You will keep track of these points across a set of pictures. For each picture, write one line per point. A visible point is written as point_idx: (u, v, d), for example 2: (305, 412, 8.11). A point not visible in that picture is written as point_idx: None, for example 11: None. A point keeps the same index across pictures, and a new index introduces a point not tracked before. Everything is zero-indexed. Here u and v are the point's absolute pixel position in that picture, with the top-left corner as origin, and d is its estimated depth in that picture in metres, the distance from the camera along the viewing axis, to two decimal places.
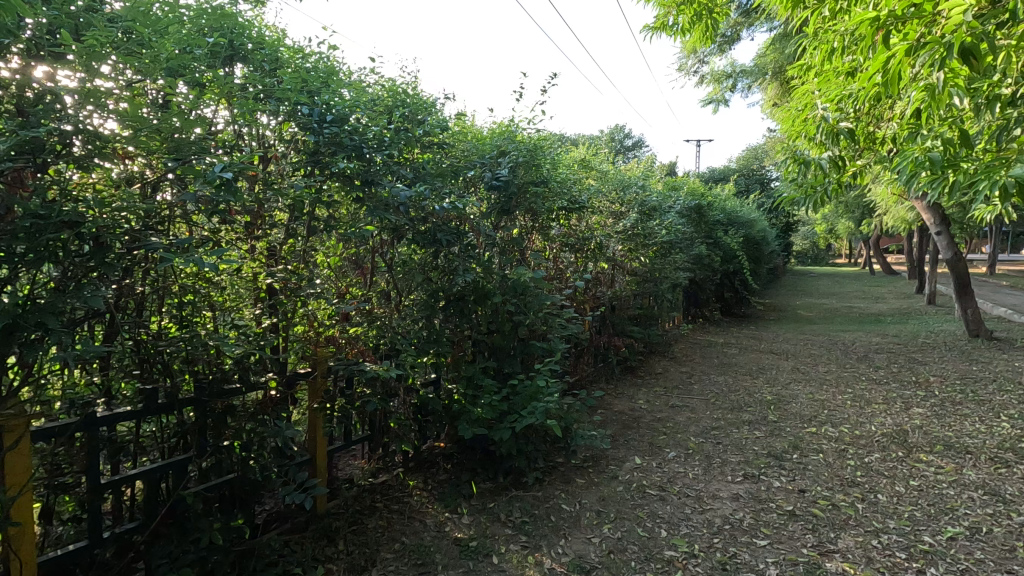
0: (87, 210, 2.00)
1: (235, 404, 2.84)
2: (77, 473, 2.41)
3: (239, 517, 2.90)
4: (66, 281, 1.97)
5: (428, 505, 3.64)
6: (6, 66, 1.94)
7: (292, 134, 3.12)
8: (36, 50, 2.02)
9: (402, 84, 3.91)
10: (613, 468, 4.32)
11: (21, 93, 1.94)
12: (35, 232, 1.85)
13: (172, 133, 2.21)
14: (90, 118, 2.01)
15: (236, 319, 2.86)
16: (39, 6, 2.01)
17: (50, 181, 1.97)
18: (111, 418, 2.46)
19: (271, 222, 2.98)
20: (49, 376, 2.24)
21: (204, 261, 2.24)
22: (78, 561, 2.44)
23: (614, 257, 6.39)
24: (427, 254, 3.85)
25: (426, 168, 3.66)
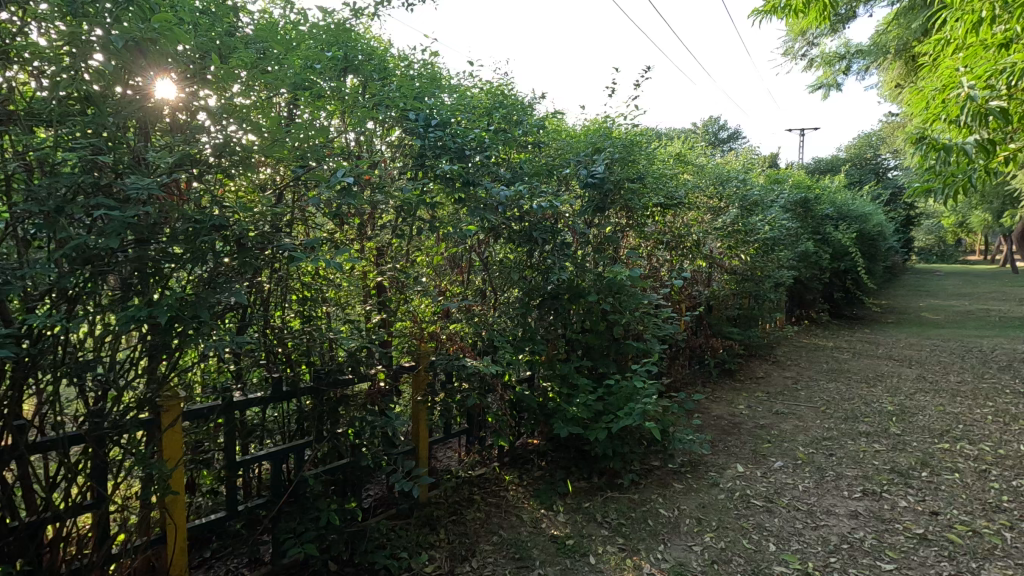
0: (232, 214, 2.22)
1: (349, 393, 3.04)
2: (218, 450, 2.71)
3: (352, 500, 3.10)
4: (211, 279, 2.19)
5: (524, 500, 3.69)
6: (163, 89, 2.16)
7: (399, 140, 3.28)
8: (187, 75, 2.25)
9: (498, 86, 3.99)
10: (713, 475, 4.13)
11: (176, 113, 2.21)
12: (191, 236, 2.07)
13: (298, 143, 2.41)
14: (232, 131, 2.22)
15: (348, 314, 3.08)
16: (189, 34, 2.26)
17: (201, 190, 2.21)
18: (244, 404, 2.75)
19: (379, 224, 3.22)
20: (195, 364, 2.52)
21: (330, 259, 2.42)
22: (217, 529, 2.73)
23: (711, 255, 6.13)
24: (523, 253, 3.91)
25: (523, 168, 3.71)
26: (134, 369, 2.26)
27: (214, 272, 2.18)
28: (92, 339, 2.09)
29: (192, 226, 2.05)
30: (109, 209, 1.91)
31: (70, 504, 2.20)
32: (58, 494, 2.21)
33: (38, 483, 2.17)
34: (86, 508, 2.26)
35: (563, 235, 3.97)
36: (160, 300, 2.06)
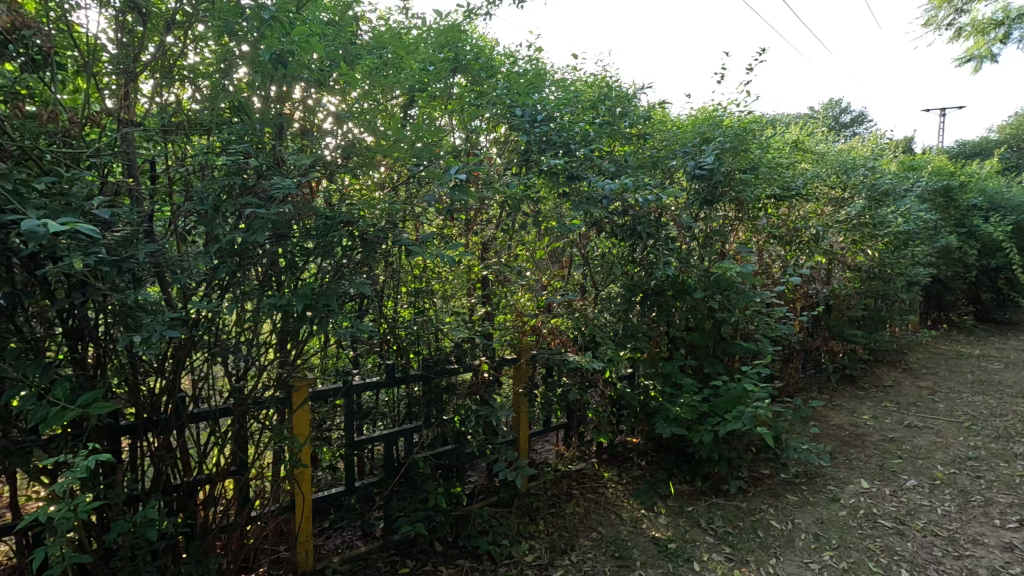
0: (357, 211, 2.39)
1: (455, 382, 3.18)
2: (339, 429, 2.95)
3: (456, 485, 3.23)
4: (337, 272, 2.38)
5: (624, 498, 3.63)
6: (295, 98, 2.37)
7: (504, 136, 3.34)
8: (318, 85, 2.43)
9: (603, 78, 3.93)
10: (832, 488, 3.81)
11: (308, 118, 2.41)
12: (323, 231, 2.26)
13: (415, 143, 2.53)
14: (356, 133, 2.39)
15: (455, 306, 3.19)
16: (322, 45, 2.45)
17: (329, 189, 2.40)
18: (362, 388, 2.94)
19: (484, 220, 3.31)
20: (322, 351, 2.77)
21: (442, 253, 2.54)
22: (336, 501, 2.96)
23: (832, 250, 5.63)
24: (626, 248, 3.83)
25: (628, 161, 3.63)
26: (272, 352, 2.51)
27: (340, 265, 2.36)
28: (238, 324, 2.34)
29: (323, 222, 2.22)
30: (256, 207, 2.13)
31: (218, 470, 2.49)
32: (209, 460, 2.50)
33: (194, 450, 2.46)
34: (231, 474, 2.54)
35: (668, 229, 3.84)
36: (295, 290, 2.27)
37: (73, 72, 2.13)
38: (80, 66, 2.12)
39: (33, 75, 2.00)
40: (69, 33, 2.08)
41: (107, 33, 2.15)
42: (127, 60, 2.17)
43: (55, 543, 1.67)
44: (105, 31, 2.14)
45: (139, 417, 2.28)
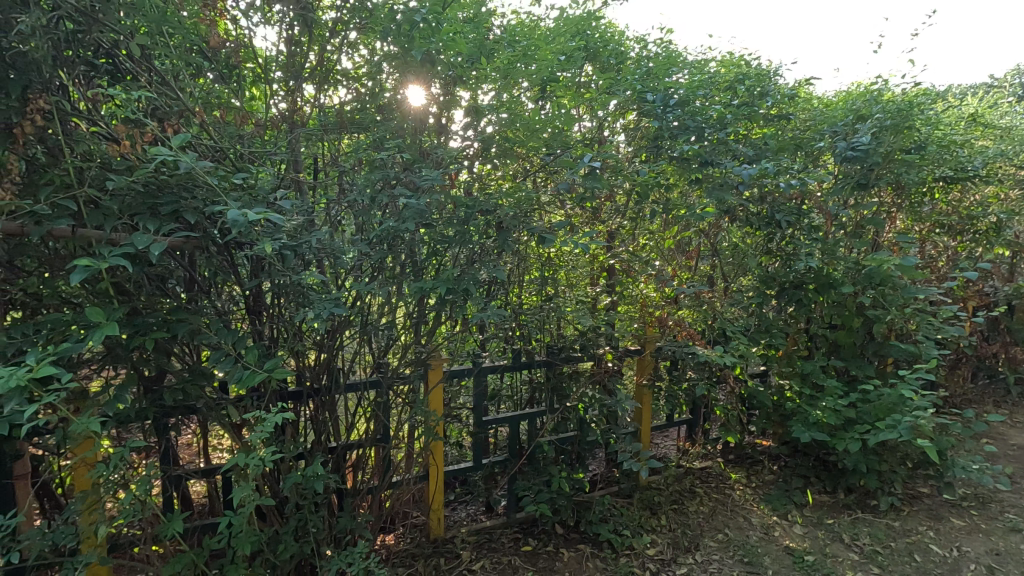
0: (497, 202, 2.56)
1: (578, 370, 3.27)
2: (469, 410, 3.14)
3: (578, 472, 3.28)
4: (474, 260, 2.52)
5: (754, 502, 3.44)
6: (433, 96, 2.53)
7: (634, 122, 3.28)
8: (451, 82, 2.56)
9: (740, 56, 3.69)
10: (1012, 517, 3.30)
11: (448, 113, 2.57)
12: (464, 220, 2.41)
13: (550, 129, 2.61)
14: (488, 126, 2.54)
15: (582, 295, 3.22)
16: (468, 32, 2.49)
17: (471, 179, 2.57)
18: (492, 369, 3.12)
19: (612, 209, 3.29)
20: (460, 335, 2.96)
21: (576, 241, 2.57)
22: (466, 475, 3.17)
23: (1017, 241, 4.82)
24: (762, 238, 3.60)
25: (768, 144, 3.37)
26: (414, 333, 2.73)
27: (478, 251, 2.50)
28: (385, 306, 2.57)
29: (464, 211, 2.38)
30: (407, 197, 2.30)
31: (366, 437, 2.76)
32: (357, 428, 2.76)
33: (345, 418, 2.73)
34: (376, 442, 2.79)
35: (811, 216, 3.55)
36: (438, 276, 2.44)
37: (250, 82, 2.43)
38: (255, 76, 2.42)
39: (223, 86, 2.32)
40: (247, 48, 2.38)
41: (275, 47, 2.43)
42: (294, 68, 2.45)
43: (247, 486, 1.96)
44: (277, 44, 2.43)
45: (304, 384, 2.56)
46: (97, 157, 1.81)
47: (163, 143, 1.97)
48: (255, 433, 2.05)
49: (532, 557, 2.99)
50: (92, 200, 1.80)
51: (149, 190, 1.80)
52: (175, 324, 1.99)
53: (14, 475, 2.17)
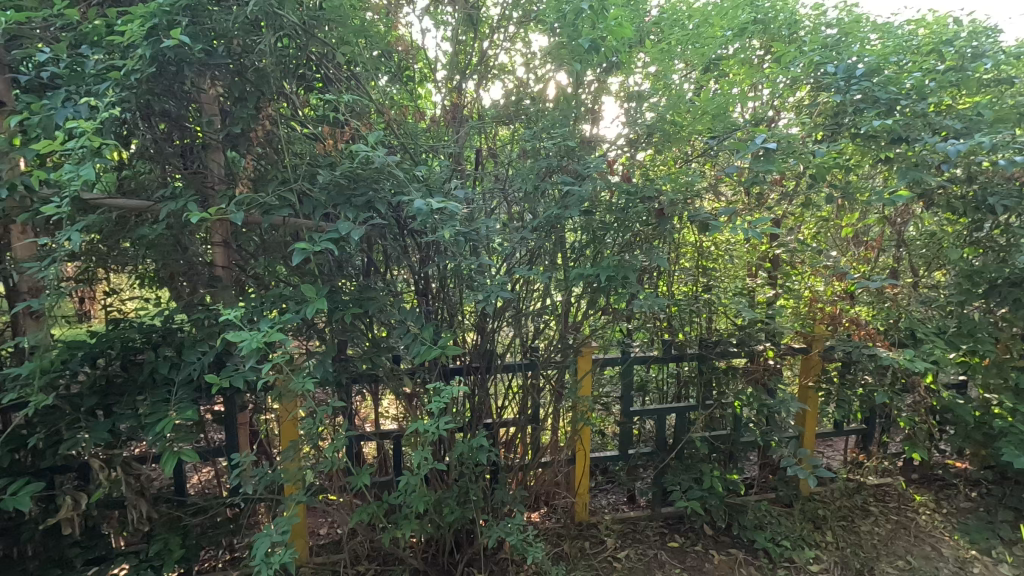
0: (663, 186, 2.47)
1: (733, 365, 3.11)
2: (616, 399, 3.17)
3: (733, 472, 3.13)
4: (633, 248, 2.51)
5: (945, 531, 3.02)
6: (590, 89, 2.57)
7: (809, 99, 2.96)
8: (610, 68, 2.55)
9: (945, 14, 3.16)
10: None
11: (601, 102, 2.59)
12: (625, 207, 2.42)
13: (717, 109, 2.42)
14: (649, 111, 2.49)
15: (743, 286, 3.04)
16: (631, 17, 2.46)
17: (632, 165, 2.54)
18: (643, 360, 3.08)
19: (780, 194, 3.03)
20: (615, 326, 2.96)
21: (744, 228, 2.43)
22: (615, 463, 3.20)
23: None
24: (967, 225, 3.07)
25: (986, 113, 2.82)
26: (569, 320, 2.79)
27: (640, 238, 2.50)
28: (542, 293, 2.65)
29: (625, 198, 2.38)
30: (569, 184, 2.35)
31: (521, 417, 2.89)
32: (510, 407, 2.89)
33: (501, 397, 2.89)
34: (528, 422, 2.91)
35: None
36: (598, 263, 2.47)
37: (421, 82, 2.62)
38: (424, 76, 2.60)
39: (397, 87, 2.50)
40: (418, 51, 2.57)
41: (441, 49, 2.61)
42: (459, 65, 2.61)
43: (426, 451, 2.17)
44: (443, 44, 2.61)
45: (465, 362, 2.74)
46: (307, 156, 2.13)
47: (358, 141, 2.22)
48: (432, 403, 2.24)
49: (680, 554, 2.95)
50: (303, 192, 2.09)
51: (348, 182, 2.05)
52: (365, 301, 2.25)
53: (239, 421, 2.62)
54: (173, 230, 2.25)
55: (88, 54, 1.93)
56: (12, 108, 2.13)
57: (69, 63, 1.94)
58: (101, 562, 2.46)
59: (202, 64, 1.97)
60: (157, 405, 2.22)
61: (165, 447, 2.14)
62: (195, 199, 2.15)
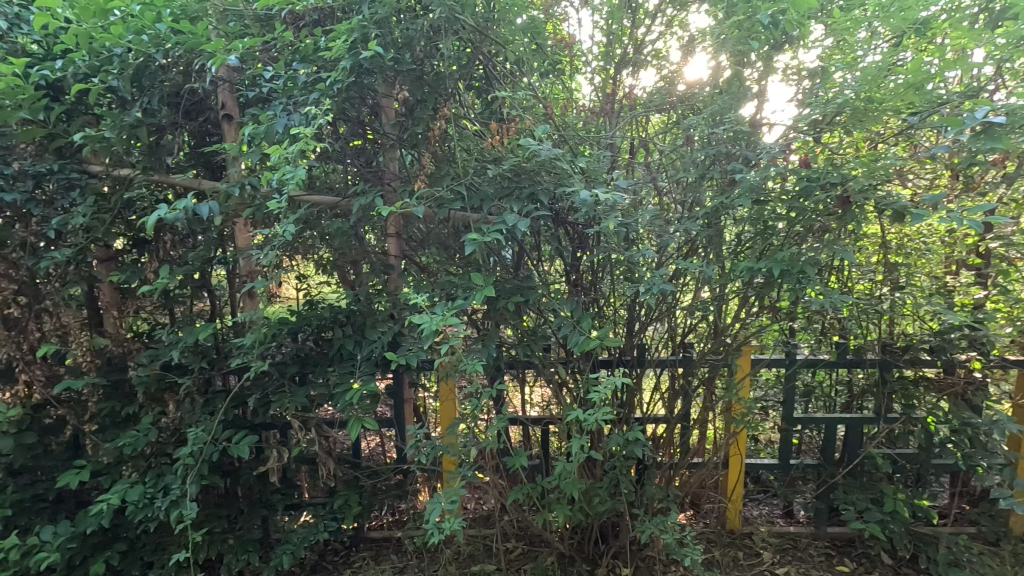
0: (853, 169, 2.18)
1: (924, 375, 2.72)
2: (777, 404, 2.94)
3: (923, 497, 2.76)
4: (811, 237, 2.28)
5: None
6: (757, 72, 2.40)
7: None
8: (782, 45, 2.35)
9: None
10: None
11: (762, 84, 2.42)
12: (805, 194, 2.21)
13: (924, 83, 2.11)
14: (834, 89, 2.26)
15: (944, 285, 2.63)
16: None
17: (814, 144, 2.34)
18: (812, 362, 2.81)
19: (997, 176, 2.57)
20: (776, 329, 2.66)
21: (960, 217, 2.02)
22: (774, 473, 2.98)
23: None
24: None
25: None
26: (729, 315, 2.63)
27: (822, 229, 2.27)
28: (701, 286, 2.55)
29: (806, 184, 2.19)
30: (741, 172, 2.25)
31: (673, 414, 2.80)
32: (660, 403, 2.82)
33: (651, 392, 2.83)
34: (680, 420, 2.82)
35: None
36: (768, 255, 2.30)
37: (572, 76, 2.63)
38: (573, 69, 2.61)
39: (553, 81, 2.54)
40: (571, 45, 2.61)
41: (593, 39, 2.62)
42: (608, 57, 2.61)
43: (583, 439, 2.22)
44: (593, 36, 2.63)
45: (615, 354, 2.73)
46: (477, 152, 2.29)
47: (523, 135, 2.31)
48: (593, 393, 2.27)
49: None
50: (472, 186, 2.27)
51: (514, 177, 2.20)
52: (525, 290, 2.35)
53: (405, 397, 2.89)
54: (358, 222, 2.53)
55: (299, 69, 2.26)
56: (237, 120, 2.53)
57: (285, 79, 2.30)
58: (296, 509, 2.88)
59: (391, 71, 2.20)
60: (345, 376, 2.53)
61: (352, 414, 2.43)
62: (380, 194, 2.40)
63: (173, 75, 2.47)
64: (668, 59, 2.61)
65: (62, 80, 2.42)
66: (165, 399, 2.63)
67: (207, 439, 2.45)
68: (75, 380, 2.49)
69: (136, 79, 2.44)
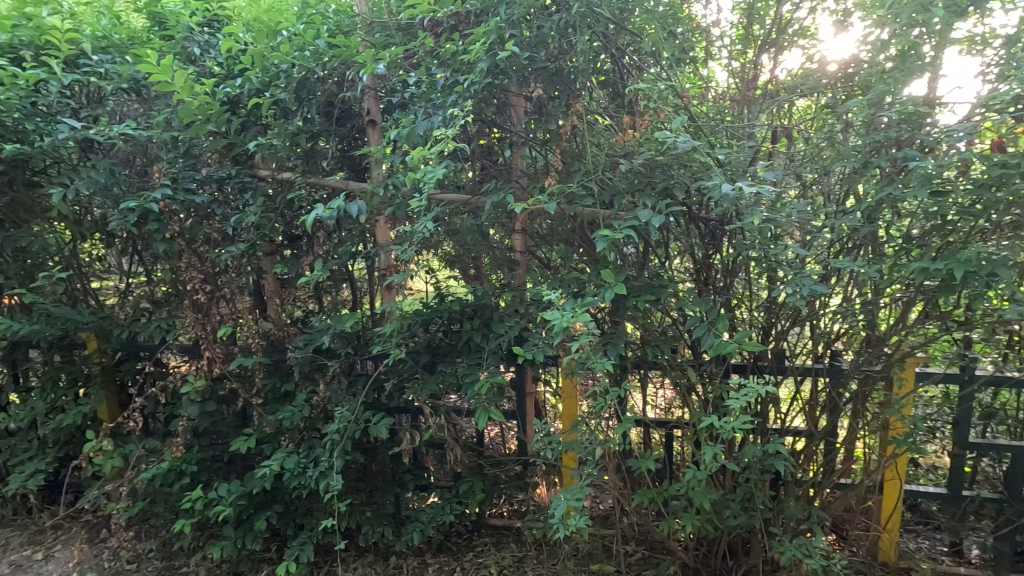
0: None
1: None
2: (947, 426, 2.56)
3: None
4: (1005, 233, 1.98)
5: None
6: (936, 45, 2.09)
7: None
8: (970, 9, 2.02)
9: None
10: None
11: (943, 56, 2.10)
12: (999, 184, 1.91)
13: None
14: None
15: None
16: None
17: (1013, 125, 1.98)
18: (995, 380, 2.41)
19: None
20: (950, 339, 2.35)
21: None
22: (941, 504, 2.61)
23: None
24: None
25: None
26: (891, 323, 2.34)
27: (1019, 223, 1.96)
28: (856, 289, 2.30)
29: (1000, 172, 1.88)
30: (914, 160, 1.99)
31: (817, 429, 2.56)
32: (801, 415, 2.60)
33: (791, 402, 2.60)
34: (825, 436, 2.57)
35: None
36: (947, 255, 2.02)
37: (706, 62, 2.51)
38: (706, 56, 2.49)
39: (687, 70, 2.43)
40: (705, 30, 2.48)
41: (729, 21, 2.49)
42: (746, 40, 2.47)
43: (718, 447, 2.11)
44: (728, 19, 2.50)
45: (749, 359, 2.56)
46: (608, 146, 2.27)
47: (656, 128, 2.25)
48: (732, 399, 2.15)
49: None
50: (604, 181, 2.24)
51: (647, 171, 2.15)
52: (657, 289, 2.28)
53: (528, 391, 2.94)
54: (488, 219, 2.61)
55: (438, 73, 2.38)
56: (380, 125, 2.72)
57: (426, 84, 2.44)
58: (425, 490, 3.06)
59: (526, 70, 2.25)
60: (473, 368, 2.63)
61: (481, 404, 2.53)
62: (512, 192, 2.45)
63: (329, 86, 2.73)
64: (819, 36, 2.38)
65: (239, 95, 2.76)
66: (316, 380, 2.93)
67: (352, 418, 2.69)
68: (246, 358, 2.85)
69: (298, 91, 2.72)
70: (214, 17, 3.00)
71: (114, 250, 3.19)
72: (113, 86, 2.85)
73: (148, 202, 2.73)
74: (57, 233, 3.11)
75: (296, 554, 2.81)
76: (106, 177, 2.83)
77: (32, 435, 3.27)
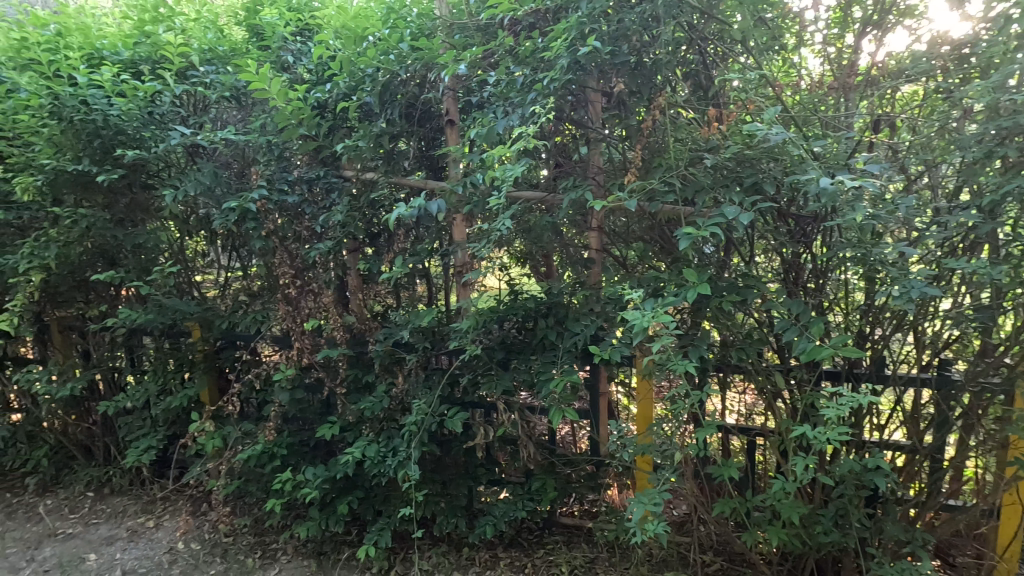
0: None
1: None
2: None
3: None
4: None
5: None
6: None
7: None
8: None
9: None
10: None
11: None
12: None
13: None
14: None
15: None
16: None
17: None
18: None
19: None
20: None
21: None
22: None
23: None
24: None
25: None
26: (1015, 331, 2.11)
27: None
28: (971, 293, 2.09)
29: None
30: None
31: (922, 444, 2.36)
32: (903, 428, 2.40)
33: (891, 414, 2.41)
34: (930, 452, 2.36)
35: None
36: None
37: (797, 49, 2.36)
38: (799, 42, 2.34)
39: (778, 57, 2.30)
40: (798, 14, 2.34)
41: (823, 6, 2.34)
42: (842, 25, 2.31)
43: (811, 459, 1.98)
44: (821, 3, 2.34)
45: (843, 366, 2.39)
46: (691, 141, 2.19)
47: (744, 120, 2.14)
48: (826, 409, 2.01)
49: None
50: (687, 177, 2.16)
51: (735, 165, 2.08)
52: (742, 289, 2.18)
53: (601, 391, 2.89)
54: (565, 217, 2.59)
55: (517, 71, 2.39)
56: (459, 124, 2.77)
57: (505, 83, 2.45)
58: (497, 484, 3.10)
59: (607, 65, 2.21)
60: (547, 366, 2.63)
61: (555, 403, 2.52)
62: (590, 189, 2.42)
63: (411, 88, 2.82)
64: (928, 15, 2.18)
65: (328, 100, 2.91)
66: (395, 373, 3.04)
67: (429, 411, 2.77)
68: (331, 350, 3.00)
69: (382, 94, 2.82)
70: (305, 27, 3.17)
71: (215, 246, 3.45)
72: (217, 95, 3.08)
73: (246, 202, 2.93)
74: (168, 231, 3.41)
75: (375, 539, 2.93)
76: (210, 179, 3.05)
77: (146, 414, 3.60)
